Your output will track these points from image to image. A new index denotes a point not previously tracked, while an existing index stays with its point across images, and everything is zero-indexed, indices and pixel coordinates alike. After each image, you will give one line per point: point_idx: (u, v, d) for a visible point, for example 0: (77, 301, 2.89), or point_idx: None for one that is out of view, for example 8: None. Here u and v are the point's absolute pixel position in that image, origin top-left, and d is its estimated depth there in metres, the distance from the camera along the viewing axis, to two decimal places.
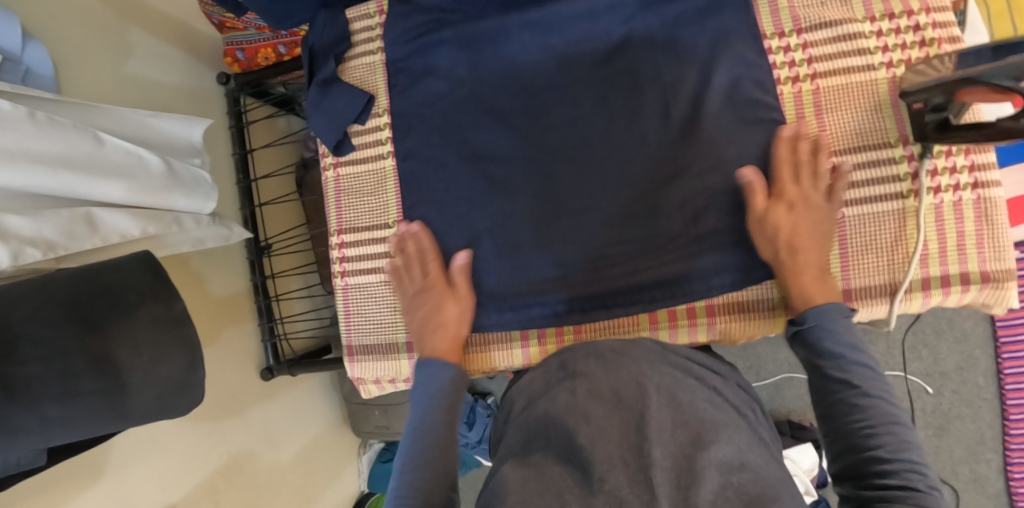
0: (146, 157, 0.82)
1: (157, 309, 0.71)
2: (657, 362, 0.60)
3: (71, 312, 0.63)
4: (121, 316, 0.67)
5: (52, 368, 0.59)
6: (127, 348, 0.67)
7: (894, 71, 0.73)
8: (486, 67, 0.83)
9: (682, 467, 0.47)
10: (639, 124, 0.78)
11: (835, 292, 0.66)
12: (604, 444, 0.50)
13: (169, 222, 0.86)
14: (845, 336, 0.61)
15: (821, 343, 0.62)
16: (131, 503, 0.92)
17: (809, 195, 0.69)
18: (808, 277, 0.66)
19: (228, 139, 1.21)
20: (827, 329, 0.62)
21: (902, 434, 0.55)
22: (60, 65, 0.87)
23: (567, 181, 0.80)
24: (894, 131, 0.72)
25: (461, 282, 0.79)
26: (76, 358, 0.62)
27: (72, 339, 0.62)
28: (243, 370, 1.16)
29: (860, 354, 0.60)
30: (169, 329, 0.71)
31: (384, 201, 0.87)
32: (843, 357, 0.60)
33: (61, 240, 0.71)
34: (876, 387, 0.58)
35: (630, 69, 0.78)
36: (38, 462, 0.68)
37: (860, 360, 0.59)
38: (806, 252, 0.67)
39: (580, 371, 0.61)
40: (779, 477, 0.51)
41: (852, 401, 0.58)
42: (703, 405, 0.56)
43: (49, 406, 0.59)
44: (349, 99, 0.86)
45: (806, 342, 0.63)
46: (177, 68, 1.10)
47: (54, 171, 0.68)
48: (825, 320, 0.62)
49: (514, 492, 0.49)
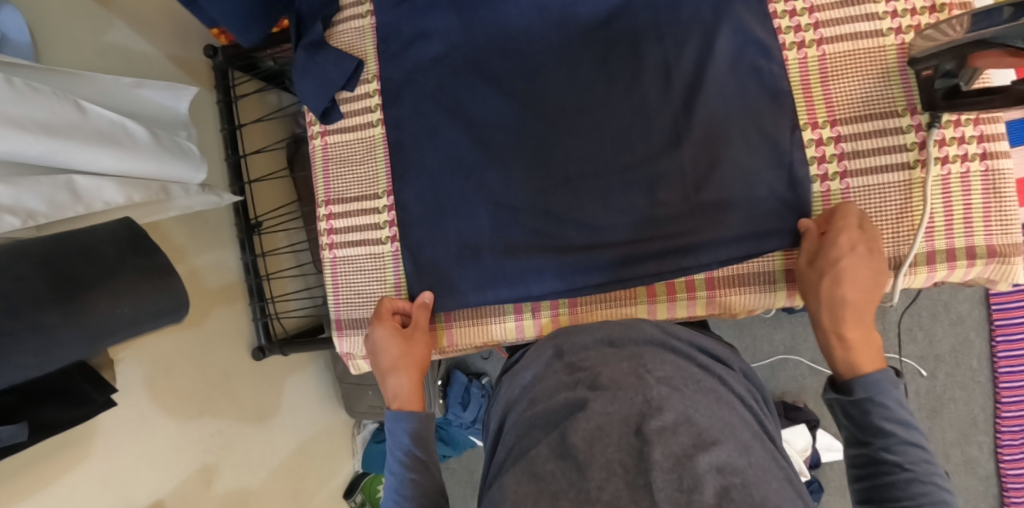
0: (131, 128, 0.79)
1: (139, 262, 0.70)
2: (659, 351, 0.62)
3: (46, 270, 0.62)
4: (100, 269, 0.66)
5: (19, 321, 0.57)
6: (105, 298, 0.65)
7: (903, 38, 0.71)
8: (481, 30, 0.79)
9: (683, 468, 0.47)
10: (639, 91, 0.76)
11: (878, 351, 0.59)
12: (602, 448, 0.50)
13: (156, 190, 0.84)
14: (898, 411, 0.55)
15: (872, 419, 0.55)
16: (121, 479, 0.90)
17: (875, 241, 0.64)
18: (854, 334, 0.60)
19: (216, 113, 1.16)
20: (879, 401, 0.55)
21: None
22: (39, 30, 0.84)
23: (564, 150, 0.77)
24: (901, 100, 0.70)
25: (421, 321, 0.78)
26: (48, 309, 0.60)
27: (43, 292, 0.60)
28: (233, 348, 1.13)
29: (911, 432, 0.54)
30: (153, 281, 0.70)
31: (373, 170, 0.85)
32: (894, 436, 0.54)
33: (43, 210, 0.68)
34: (929, 469, 0.53)
35: (630, 33, 0.76)
36: (19, 438, 0.64)
37: (912, 440, 0.54)
38: (863, 306, 0.61)
39: (580, 363, 0.62)
40: (782, 476, 0.51)
41: (903, 486, 0.52)
42: (707, 400, 0.55)
43: (22, 357, 0.57)
44: (338, 64, 0.83)
45: (851, 413, 0.57)
46: (162, 33, 1.06)
47: (35, 137, 0.65)
48: (877, 392, 0.56)
49: (511, 496, 0.50)
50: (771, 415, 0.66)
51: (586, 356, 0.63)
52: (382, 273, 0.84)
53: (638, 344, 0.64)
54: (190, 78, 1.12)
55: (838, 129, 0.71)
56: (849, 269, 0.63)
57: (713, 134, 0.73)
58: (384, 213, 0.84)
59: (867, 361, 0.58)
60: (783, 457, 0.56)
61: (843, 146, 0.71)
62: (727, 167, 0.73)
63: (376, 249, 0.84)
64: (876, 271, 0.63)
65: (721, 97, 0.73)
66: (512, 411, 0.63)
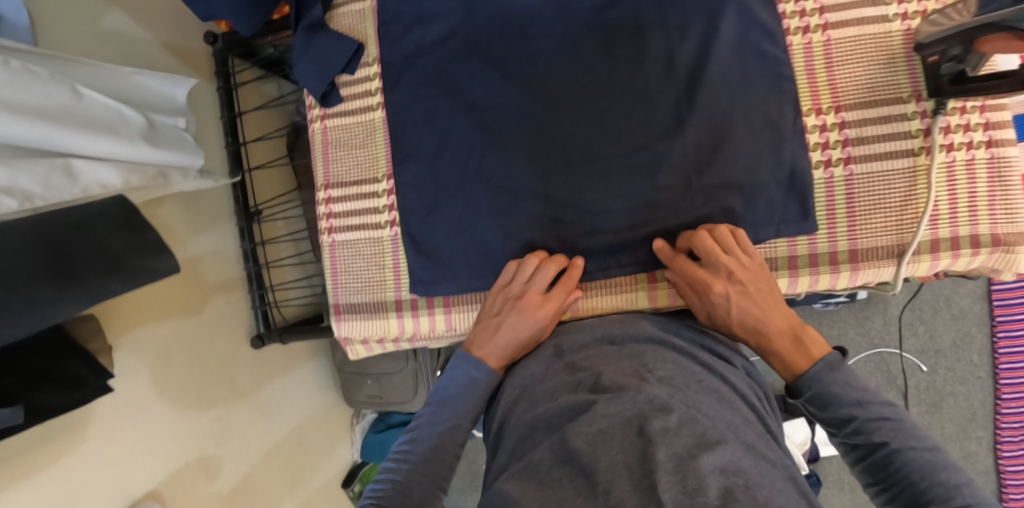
0: (127, 114, 0.78)
1: (132, 237, 0.76)
2: (660, 350, 0.62)
3: (38, 243, 0.65)
4: (90, 240, 0.71)
5: (16, 294, 0.60)
6: (101, 271, 0.70)
7: (910, 23, 0.70)
8: (483, 13, 0.78)
9: (687, 469, 0.46)
10: (641, 76, 0.75)
11: (817, 344, 0.62)
12: (605, 450, 0.49)
13: (154, 175, 0.83)
14: (848, 393, 0.58)
15: (830, 410, 0.59)
16: (118, 466, 0.90)
17: (747, 263, 0.67)
18: (786, 345, 0.63)
19: (216, 100, 1.16)
20: (826, 392, 0.59)
21: (951, 475, 0.52)
22: (36, 12, 0.83)
23: (565, 135, 0.77)
24: (906, 86, 0.69)
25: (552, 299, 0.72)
26: (41, 281, 0.63)
27: (38, 264, 0.63)
28: (231, 335, 1.13)
29: (870, 405, 0.57)
30: (147, 255, 0.76)
31: (373, 154, 0.84)
32: (857, 417, 0.57)
33: (40, 192, 0.67)
34: (903, 437, 0.55)
35: (633, 17, 0.75)
36: (16, 421, 0.64)
37: (873, 415, 0.57)
38: (771, 319, 0.64)
39: (580, 363, 0.63)
40: (786, 476, 0.50)
41: (886, 459, 0.55)
42: (709, 400, 0.56)
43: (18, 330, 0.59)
44: (337, 47, 0.82)
45: (813, 408, 0.60)
46: (162, 17, 1.05)
47: (30, 120, 0.64)
48: (822, 384, 0.59)
49: (517, 498, 0.48)
50: (775, 416, 0.65)
51: (587, 355, 0.64)
52: (382, 258, 0.84)
53: (639, 342, 0.65)
54: (190, 64, 1.11)
55: (842, 115, 0.71)
56: (736, 303, 0.65)
57: (715, 120, 0.73)
58: (383, 197, 0.84)
59: (802, 358, 0.62)
60: (789, 459, 0.55)
61: (847, 132, 0.70)
62: (729, 153, 0.72)
63: (376, 234, 0.84)
64: (752, 285, 0.66)
65: (724, 82, 0.72)
66: (512, 413, 0.62)
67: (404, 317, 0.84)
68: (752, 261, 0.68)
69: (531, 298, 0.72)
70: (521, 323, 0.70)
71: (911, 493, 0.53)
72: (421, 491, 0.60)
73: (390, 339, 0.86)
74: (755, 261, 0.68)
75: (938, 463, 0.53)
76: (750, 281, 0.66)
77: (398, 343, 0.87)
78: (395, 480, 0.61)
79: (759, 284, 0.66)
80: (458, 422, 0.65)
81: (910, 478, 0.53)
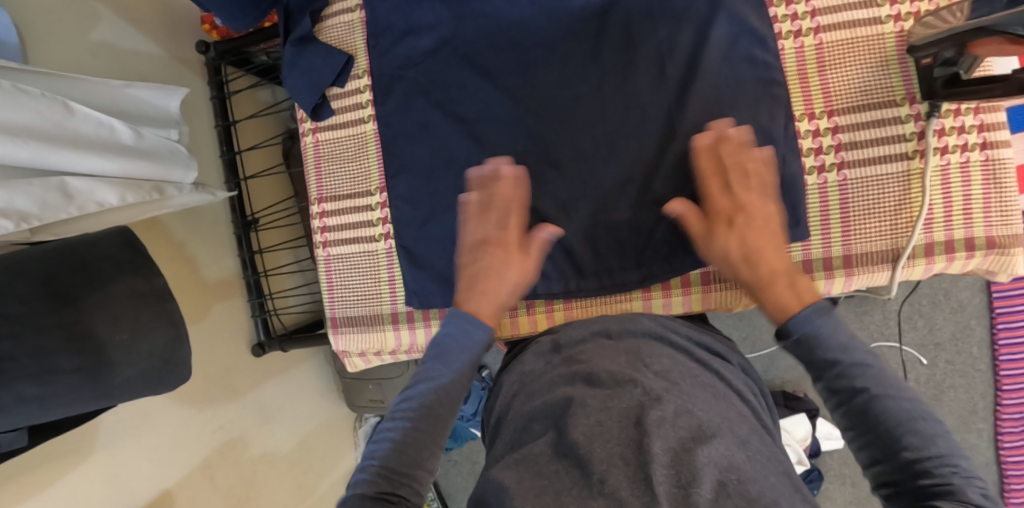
0: (118, 129, 0.77)
1: (138, 283, 0.74)
2: (657, 343, 0.62)
3: (46, 288, 0.65)
4: (97, 291, 0.69)
5: (22, 347, 0.61)
6: (107, 324, 0.69)
7: (902, 25, 0.69)
8: (472, 23, 0.78)
9: (682, 462, 0.48)
10: (632, 84, 0.74)
11: (810, 294, 0.59)
12: (603, 442, 0.50)
13: (149, 189, 0.82)
14: (834, 337, 0.55)
15: (813, 353, 0.55)
16: (120, 480, 0.91)
17: (747, 204, 0.65)
18: (781, 286, 0.60)
19: (210, 109, 1.15)
20: (814, 334, 0.56)
21: (928, 428, 0.50)
22: (24, 30, 0.83)
23: (557, 145, 0.76)
24: (899, 89, 0.69)
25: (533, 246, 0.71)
26: (52, 335, 0.64)
27: (46, 311, 0.64)
28: (231, 344, 1.13)
29: (855, 354, 0.54)
30: (151, 304, 0.74)
31: (366, 167, 0.84)
32: (840, 363, 0.54)
33: (36, 211, 0.68)
34: (883, 386, 0.52)
35: (622, 25, 0.74)
36: (18, 444, 0.67)
37: (857, 361, 0.54)
38: (768, 261, 0.62)
39: (578, 356, 0.63)
40: (779, 471, 0.51)
41: (865, 406, 0.52)
42: (705, 394, 0.56)
43: (24, 385, 0.61)
44: (326, 59, 0.83)
45: (798, 348, 0.57)
46: (153, 30, 1.04)
47: (23, 140, 0.65)
48: (811, 326, 0.56)
49: (513, 488, 0.49)
50: (769, 412, 0.64)
51: (585, 348, 0.64)
52: (378, 271, 0.84)
53: (636, 336, 0.65)
54: (184, 75, 1.11)
55: (835, 120, 0.70)
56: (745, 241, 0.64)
57: (709, 124, 0.72)
58: (376, 210, 0.84)
59: (795, 301, 0.59)
60: (778, 446, 0.56)
61: (840, 136, 0.70)
62: None
63: (370, 247, 0.84)
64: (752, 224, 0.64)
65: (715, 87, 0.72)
66: (512, 406, 0.62)
67: (401, 329, 0.84)
68: (757, 201, 0.65)
69: (513, 247, 0.70)
70: (511, 275, 0.69)
71: (884, 442, 0.50)
72: (422, 451, 0.56)
73: (388, 352, 0.86)
74: (758, 202, 0.65)
75: (916, 414, 0.51)
76: (748, 221, 0.64)
77: (396, 356, 0.87)
78: (396, 437, 0.56)
79: (757, 223, 0.64)
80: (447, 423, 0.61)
81: (886, 428, 0.50)
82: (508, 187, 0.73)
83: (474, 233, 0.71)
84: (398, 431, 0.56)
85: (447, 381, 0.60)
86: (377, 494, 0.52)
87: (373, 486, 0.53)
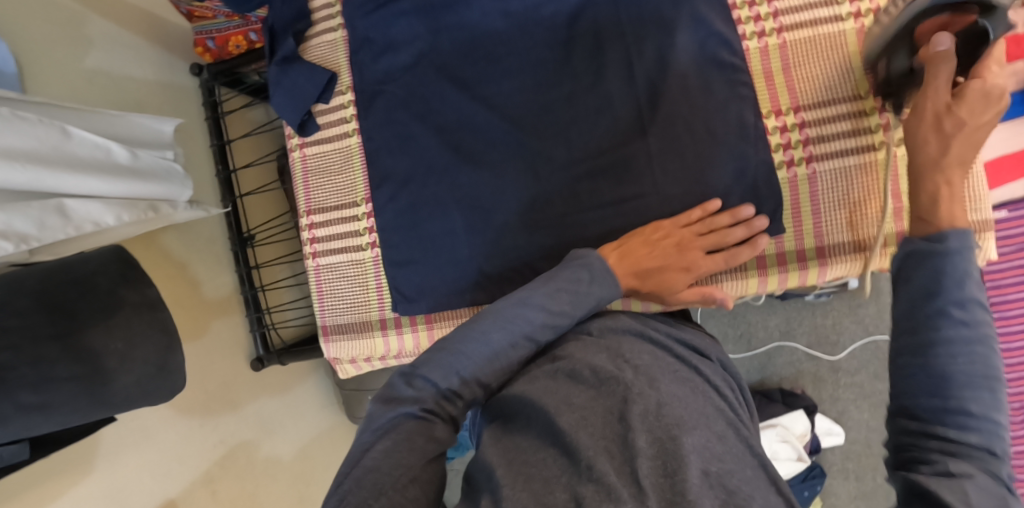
0: (115, 151, 0.81)
1: (133, 296, 0.77)
2: (636, 341, 0.63)
3: (40, 302, 0.67)
4: (92, 303, 0.72)
5: (23, 356, 0.63)
6: (101, 333, 0.72)
7: (863, 21, 0.72)
8: (448, 36, 0.80)
9: (667, 453, 0.49)
10: (604, 88, 0.76)
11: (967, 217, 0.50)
12: (588, 435, 0.51)
13: (144, 208, 0.85)
14: (964, 266, 0.46)
15: (932, 273, 0.47)
16: (122, 492, 0.93)
17: (990, 91, 0.54)
18: (943, 192, 0.51)
19: (204, 130, 1.19)
20: (941, 258, 0.47)
21: (999, 397, 0.44)
22: (22, 59, 0.86)
23: (535, 151, 0.78)
24: (863, 82, 0.71)
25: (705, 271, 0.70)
26: (50, 345, 0.66)
27: (42, 325, 0.66)
28: (232, 359, 1.15)
29: (976, 290, 0.46)
30: (144, 314, 0.77)
31: (351, 179, 0.87)
32: (955, 291, 0.46)
33: (34, 233, 0.70)
34: (976, 334, 0.45)
35: (594, 32, 0.76)
36: (21, 457, 0.68)
37: (971, 300, 0.46)
38: (955, 154, 0.53)
39: (561, 353, 0.64)
40: (756, 462, 0.52)
41: (945, 344, 0.45)
42: (683, 390, 0.57)
43: (24, 393, 0.62)
44: (311, 78, 0.86)
45: (917, 263, 0.48)
46: (144, 55, 1.07)
47: (21, 164, 0.67)
48: (959, 244, 0.47)
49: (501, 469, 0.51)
50: (748, 408, 0.65)
51: (565, 347, 0.65)
52: (365, 279, 0.87)
53: (617, 333, 0.66)
54: (176, 97, 1.14)
55: (801, 116, 0.73)
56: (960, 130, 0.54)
57: (681, 125, 0.74)
58: (363, 220, 0.86)
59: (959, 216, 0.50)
60: (754, 437, 0.57)
61: (807, 132, 0.72)
62: (700, 158, 0.73)
63: (357, 256, 0.87)
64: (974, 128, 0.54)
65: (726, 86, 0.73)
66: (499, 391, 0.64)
67: (389, 334, 0.86)
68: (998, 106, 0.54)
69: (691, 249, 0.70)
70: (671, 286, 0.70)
71: (932, 394, 0.45)
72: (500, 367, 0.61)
73: (378, 357, 0.88)
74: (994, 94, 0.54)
75: (996, 374, 0.45)
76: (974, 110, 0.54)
77: (386, 361, 0.89)
78: (486, 349, 0.60)
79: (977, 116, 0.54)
80: (537, 336, 0.62)
81: (944, 383, 0.45)
82: (744, 248, 0.70)
83: (678, 220, 0.71)
84: (494, 342, 0.61)
85: (554, 308, 0.62)
86: (449, 391, 0.59)
87: (454, 386, 0.59)
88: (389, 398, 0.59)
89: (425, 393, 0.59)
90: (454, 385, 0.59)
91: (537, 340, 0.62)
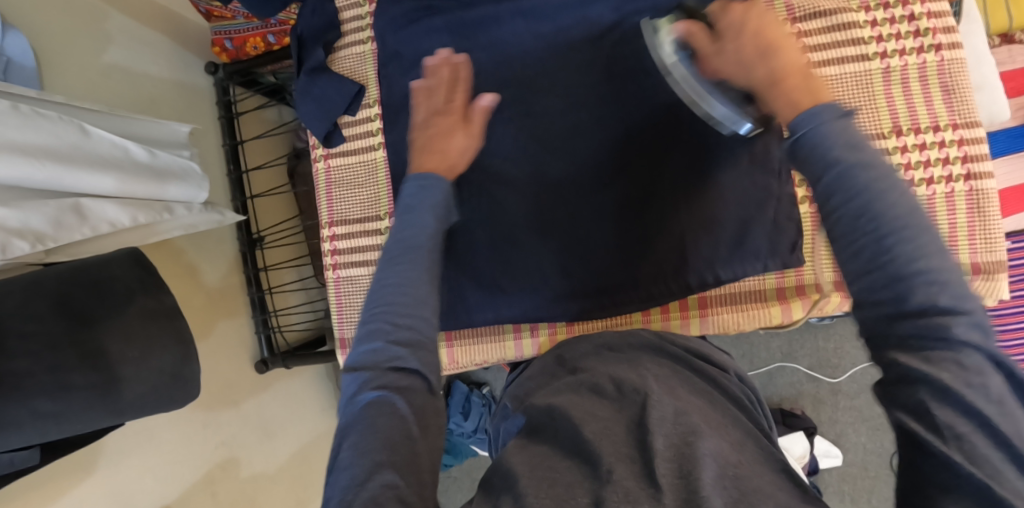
0: (132, 150, 0.81)
1: (149, 302, 0.77)
2: (655, 355, 0.65)
3: (60, 308, 0.67)
4: (110, 309, 0.72)
5: (41, 363, 0.63)
6: (119, 340, 0.72)
7: (889, 62, 0.74)
8: (477, 53, 0.81)
9: (683, 455, 0.49)
10: (629, 112, 0.78)
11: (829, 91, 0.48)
12: (610, 442, 0.52)
13: (159, 209, 0.85)
14: (834, 138, 0.45)
15: (805, 157, 0.46)
16: (124, 494, 0.93)
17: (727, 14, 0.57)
18: (794, 87, 0.50)
19: (218, 130, 1.19)
20: (807, 141, 0.46)
21: (925, 243, 0.41)
22: (43, 55, 0.86)
23: (557, 172, 0.79)
24: (887, 121, 0.73)
25: (478, 117, 0.71)
26: (67, 353, 0.66)
27: (61, 332, 0.66)
28: (237, 362, 1.15)
29: (858, 154, 0.44)
30: (160, 322, 0.77)
31: (375, 192, 0.88)
32: (833, 165, 0.44)
33: (50, 232, 0.69)
34: (875, 195, 0.43)
35: (621, 56, 0.78)
36: (32, 461, 0.69)
37: (853, 165, 0.44)
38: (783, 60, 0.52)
39: (582, 365, 0.66)
40: (776, 468, 0.51)
41: (848, 221, 0.44)
42: (699, 401, 0.58)
43: (40, 401, 0.62)
44: (338, 89, 0.87)
45: (794, 157, 0.48)
46: (163, 55, 1.08)
47: (40, 161, 0.66)
48: (817, 126, 0.46)
49: (524, 475, 0.51)
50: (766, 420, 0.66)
51: (587, 361, 0.66)
52: None
53: (635, 348, 0.67)
54: (194, 99, 1.14)
55: None
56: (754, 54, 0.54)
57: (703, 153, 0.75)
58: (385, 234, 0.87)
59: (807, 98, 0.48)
60: (776, 447, 0.56)
61: None
62: (715, 184, 0.75)
63: None
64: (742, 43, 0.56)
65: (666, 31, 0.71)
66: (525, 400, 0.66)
67: None
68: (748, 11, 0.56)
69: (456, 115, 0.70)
70: (462, 140, 0.69)
71: (867, 267, 0.43)
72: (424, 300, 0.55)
73: None
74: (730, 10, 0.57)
75: (919, 223, 0.42)
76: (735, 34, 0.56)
77: None
78: (404, 290, 0.55)
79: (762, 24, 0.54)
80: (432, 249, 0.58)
81: (873, 254, 0.42)
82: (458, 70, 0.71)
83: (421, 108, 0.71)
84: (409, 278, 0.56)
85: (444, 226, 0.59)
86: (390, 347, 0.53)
87: (388, 338, 0.53)
88: (352, 395, 0.53)
89: (370, 364, 0.53)
90: (389, 339, 0.53)
91: (419, 244, 0.58)
